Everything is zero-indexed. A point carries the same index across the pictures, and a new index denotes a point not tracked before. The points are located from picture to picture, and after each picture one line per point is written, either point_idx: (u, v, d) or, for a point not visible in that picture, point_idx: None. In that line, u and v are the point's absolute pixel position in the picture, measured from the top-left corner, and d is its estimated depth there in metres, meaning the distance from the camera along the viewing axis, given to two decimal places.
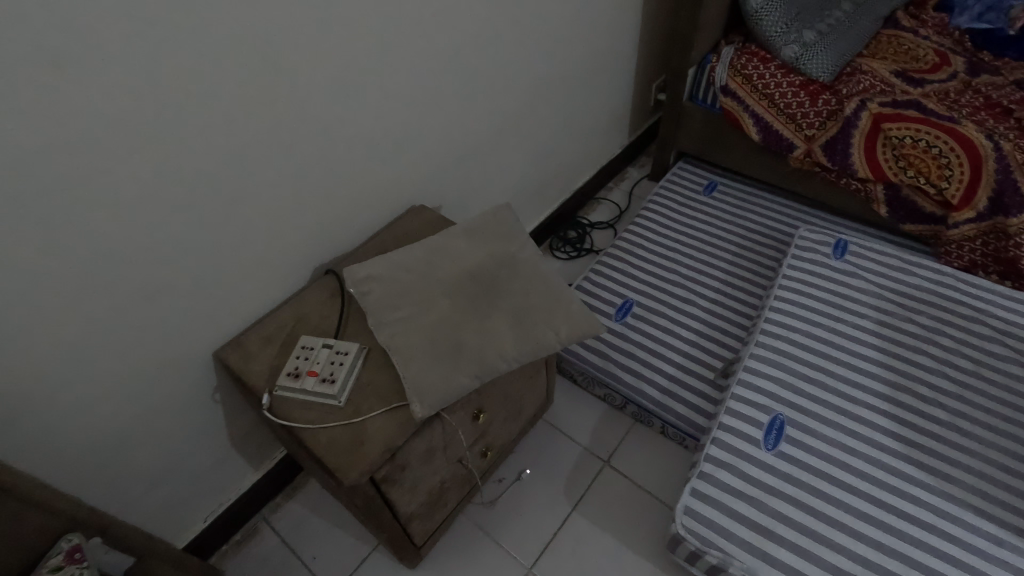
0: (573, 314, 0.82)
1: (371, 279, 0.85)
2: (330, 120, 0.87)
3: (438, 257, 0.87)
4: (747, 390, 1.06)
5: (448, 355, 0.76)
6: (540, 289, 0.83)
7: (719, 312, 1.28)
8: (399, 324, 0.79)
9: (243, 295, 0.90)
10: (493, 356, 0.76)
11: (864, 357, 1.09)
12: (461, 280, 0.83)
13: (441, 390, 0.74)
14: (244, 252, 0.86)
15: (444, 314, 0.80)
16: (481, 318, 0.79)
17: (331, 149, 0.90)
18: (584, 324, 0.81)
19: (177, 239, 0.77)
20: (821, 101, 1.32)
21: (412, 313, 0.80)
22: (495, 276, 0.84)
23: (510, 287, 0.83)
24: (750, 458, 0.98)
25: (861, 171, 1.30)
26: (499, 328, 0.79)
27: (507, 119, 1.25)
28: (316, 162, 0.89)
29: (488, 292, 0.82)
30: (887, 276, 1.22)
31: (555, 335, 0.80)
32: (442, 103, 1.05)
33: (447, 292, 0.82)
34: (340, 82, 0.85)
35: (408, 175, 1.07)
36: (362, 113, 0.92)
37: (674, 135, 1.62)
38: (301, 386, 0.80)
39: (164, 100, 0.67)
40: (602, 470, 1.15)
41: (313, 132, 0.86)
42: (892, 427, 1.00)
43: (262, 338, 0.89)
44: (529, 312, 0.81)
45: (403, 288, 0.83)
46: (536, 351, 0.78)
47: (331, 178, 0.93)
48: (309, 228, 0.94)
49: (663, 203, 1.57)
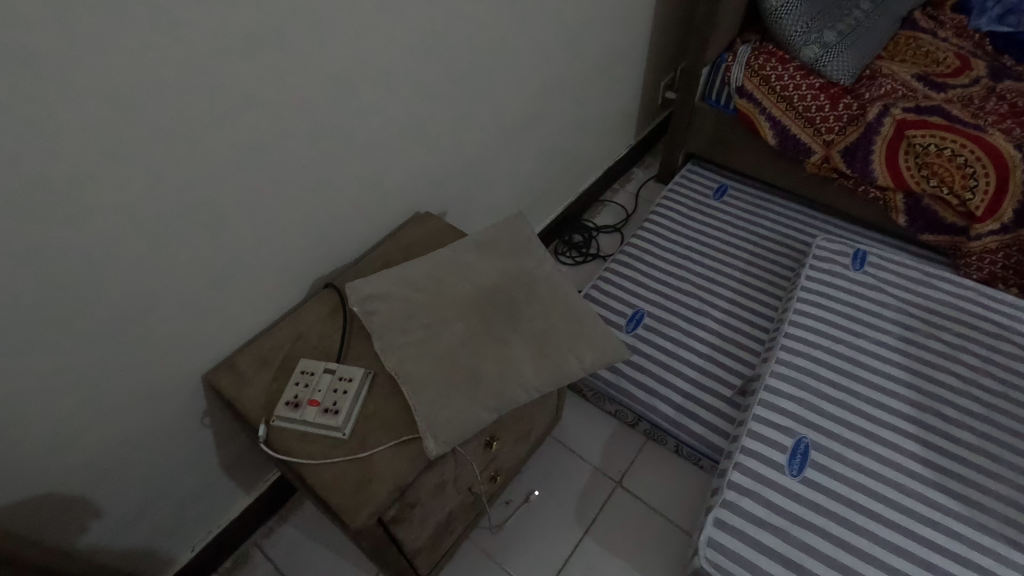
0: (597, 338, 0.76)
1: (378, 298, 0.79)
2: (330, 120, 0.80)
3: (450, 274, 0.80)
4: (768, 411, 1.01)
5: (464, 386, 0.70)
6: (562, 311, 0.77)
7: (734, 324, 1.24)
8: (409, 349, 0.73)
9: (235, 313, 0.82)
10: (513, 387, 0.70)
11: (888, 376, 1.05)
12: (477, 301, 0.77)
13: (457, 425, 0.67)
14: (237, 266, 0.79)
15: (459, 339, 0.73)
16: (499, 342, 0.73)
17: (330, 153, 0.83)
18: (609, 349, 0.75)
19: (164, 253, 0.69)
20: (841, 106, 1.26)
21: (424, 337, 0.74)
22: (513, 296, 0.77)
23: (529, 308, 0.76)
24: (774, 485, 0.93)
25: (881, 178, 1.25)
26: (519, 355, 0.72)
27: (515, 120, 1.19)
28: (317, 167, 0.82)
29: (505, 314, 0.75)
30: (908, 289, 1.18)
31: (579, 362, 0.74)
32: (447, 104, 0.99)
33: (461, 314, 0.75)
34: (342, 80, 0.78)
35: (412, 179, 1.00)
36: (364, 113, 0.85)
37: (684, 135, 1.56)
38: (301, 418, 0.73)
39: (148, 100, 0.60)
40: (613, 491, 1.10)
41: (312, 135, 0.79)
42: (921, 452, 0.96)
43: (257, 359, 0.82)
44: (551, 336, 0.74)
45: (413, 309, 0.76)
46: (559, 380, 0.72)
47: (331, 183, 0.86)
48: (307, 238, 0.87)
49: (673, 208, 1.52)
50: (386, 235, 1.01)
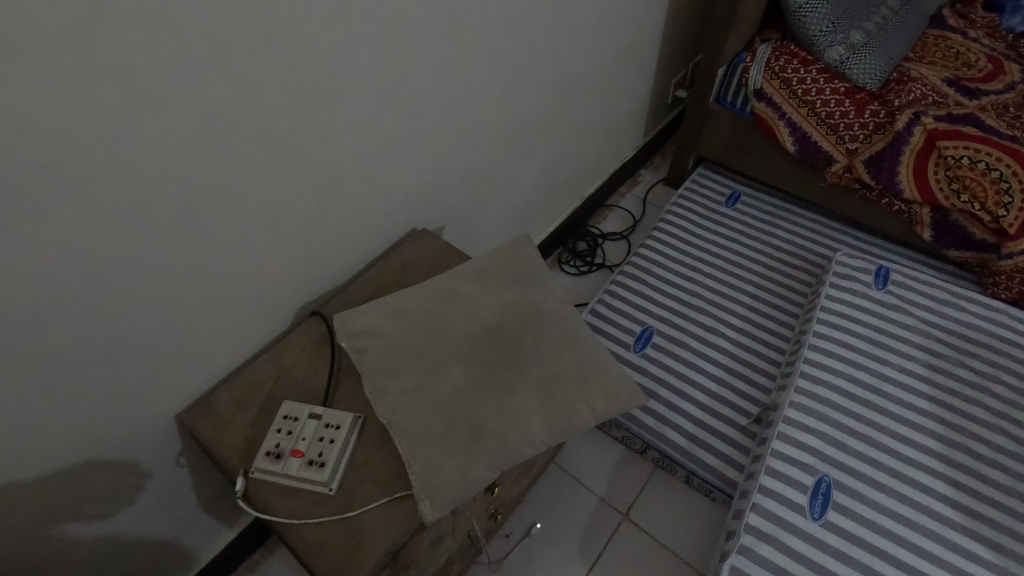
0: (611, 383, 0.69)
1: (370, 334, 0.72)
2: (325, 138, 0.71)
3: (449, 309, 0.73)
4: (788, 445, 0.94)
5: (463, 440, 0.63)
6: (573, 351, 0.70)
7: (748, 345, 1.17)
8: (403, 396, 0.66)
9: (214, 350, 0.74)
10: (517, 441, 0.63)
11: (915, 407, 0.99)
12: (479, 341, 0.70)
13: (455, 486, 0.60)
14: (219, 301, 0.71)
15: (458, 384, 0.66)
16: (503, 389, 0.66)
17: (324, 174, 0.74)
18: (625, 395, 0.68)
19: (133, 295, 0.61)
20: (868, 112, 1.18)
21: (420, 382, 0.67)
22: (519, 335, 0.71)
23: (536, 349, 0.69)
24: (795, 529, 0.87)
25: (908, 191, 1.17)
26: (526, 404, 0.65)
27: (522, 126, 1.10)
28: (309, 190, 0.73)
29: (509, 356, 0.69)
30: (934, 311, 1.12)
31: (591, 411, 0.67)
32: (451, 114, 0.90)
33: (462, 357, 0.69)
34: (336, 92, 0.69)
35: (412, 195, 0.92)
36: (361, 128, 0.76)
37: (696, 138, 1.48)
38: (283, 471, 0.66)
39: (102, 122, 0.50)
40: (620, 524, 1.04)
41: (304, 155, 0.70)
42: (951, 494, 0.89)
43: (238, 399, 0.74)
44: (560, 381, 0.67)
45: (409, 349, 0.70)
46: (568, 432, 0.65)
47: (324, 206, 0.77)
48: (296, 265, 0.79)
49: (683, 215, 1.44)
50: (382, 255, 0.93)
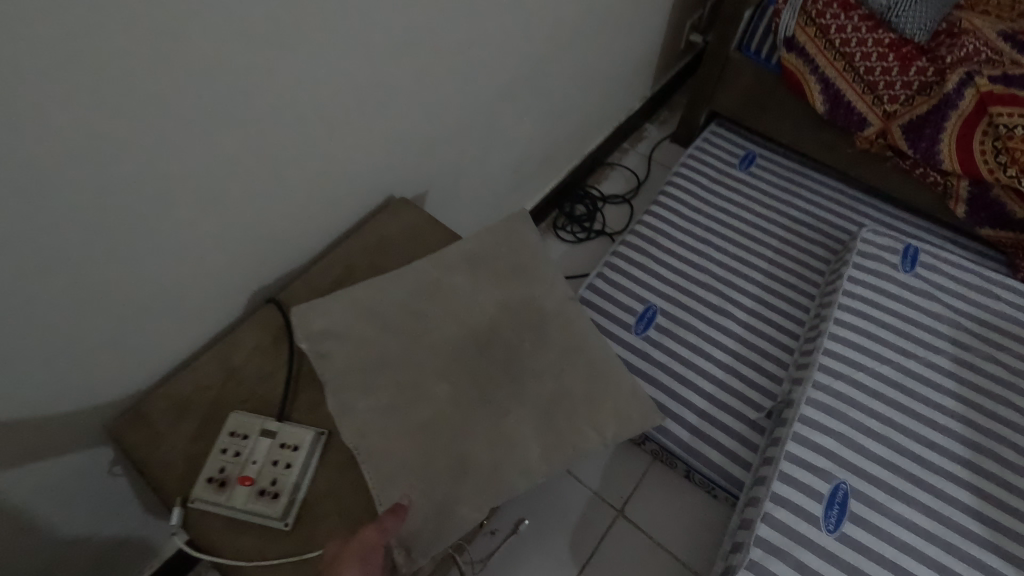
0: (620, 402, 0.61)
1: (336, 335, 0.60)
2: (276, 82, 0.56)
3: (432, 307, 0.62)
4: (803, 448, 0.86)
5: (451, 474, 0.54)
6: (578, 365, 0.62)
7: (759, 329, 1.07)
8: (379, 417, 0.56)
9: (147, 347, 0.61)
10: (515, 475, 0.55)
11: (939, 407, 0.91)
12: (468, 350, 0.60)
13: (438, 530, 0.52)
14: (150, 286, 0.58)
15: (446, 406, 0.57)
16: (498, 414, 0.57)
17: (277, 128, 0.60)
18: (637, 417, 0.61)
19: (24, 281, 0.48)
20: (914, 70, 1.04)
21: (399, 401, 0.57)
22: (516, 345, 0.61)
23: (536, 364, 0.61)
24: (809, 543, 0.79)
25: (947, 163, 1.05)
26: (523, 431, 0.57)
27: (522, 74, 0.95)
28: (258, 147, 0.59)
29: (505, 370, 0.60)
30: (963, 297, 1.03)
31: (599, 437, 0.59)
32: (439, 59, 0.75)
33: (446, 372, 0.59)
34: (289, 22, 0.54)
35: (390, 156, 0.77)
36: (326, 71, 0.61)
37: (712, 91, 1.32)
38: (228, 503, 0.55)
39: None
40: (614, 521, 0.97)
41: (250, 103, 0.55)
42: (975, 504, 0.82)
43: (176, 404, 0.62)
44: (563, 401, 0.60)
45: (384, 356, 0.59)
46: (570, 462, 0.58)
47: (281, 170, 0.63)
48: (248, 242, 0.65)
49: (692, 178, 1.30)
50: (353, 229, 0.79)
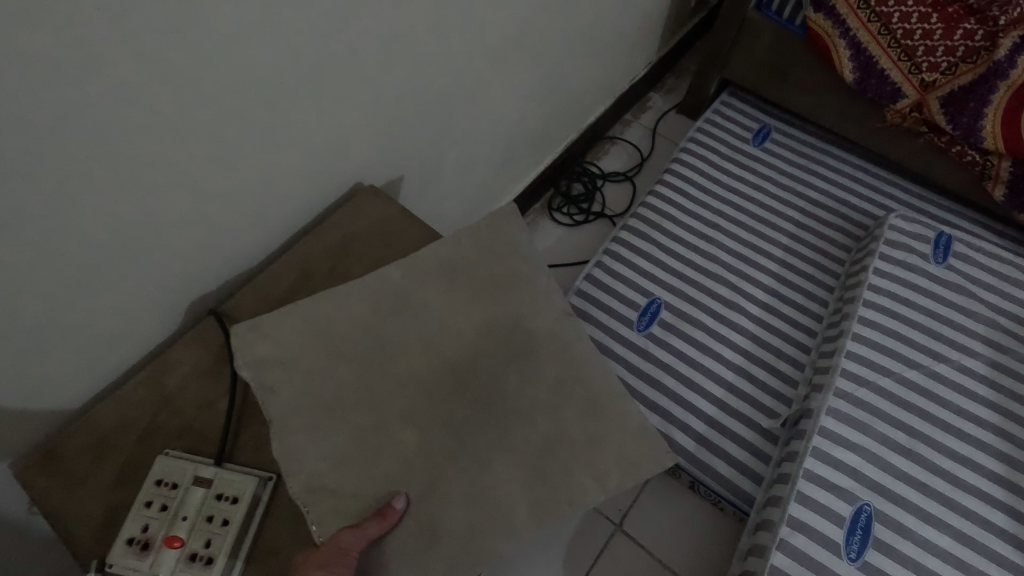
0: (625, 446, 0.53)
1: (284, 364, 0.51)
2: (201, 45, 0.45)
3: (397, 331, 0.54)
4: (823, 466, 0.77)
5: (419, 538, 0.47)
6: (573, 403, 0.54)
7: (772, 325, 0.98)
8: (334, 469, 0.48)
9: (60, 375, 0.51)
10: (496, 537, 0.48)
11: (973, 417, 0.82)
12: (440, 384, 0.53)
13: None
14: (52, 297, 0.47)
15: (417, 454, 0.49)
16: (478, 465, 0.50)
17: (210, 105, 0.48)
18: (645, 460, 0.53)
19: None
20: (960, 34, 0.90)
21: (361, 449, 0.49)
22: (500, 379, 0.54)
23: (524, 404, 0.53)
24: (827, 573, 0.71)
25: (989, 141, 0.94)
26: (511, 486, 0.49)
27: (514, 36, 0.82)
28: (178, 125, 0.47)
29: (486, 413, 0.52)
30: (998, 292, 0.94)
31: (602, 492, 0.51)
32: (415, 18, 0.63)
33: (411, 414, 0.51)
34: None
35: (358, 137, 0.66)
36: (270, 35, 0.49)
37: (726, 57, 1.19)
38: (151, 570, 0.46)
39: None
40: (611, 536, 0.90)
41: (164, 68, 0.43)
42: (1010, 528, 0.74)
43: (96, 442, 0.52)
44: (558, 446, 0.52)
45: (342, 390, 0.51)
46: (564, 518, 0.50)
47: (214, 155, 0.51)
48: (182, 243, 0.54)
49: (701, 154, 1.18)
50: (314, 224, 0.68)
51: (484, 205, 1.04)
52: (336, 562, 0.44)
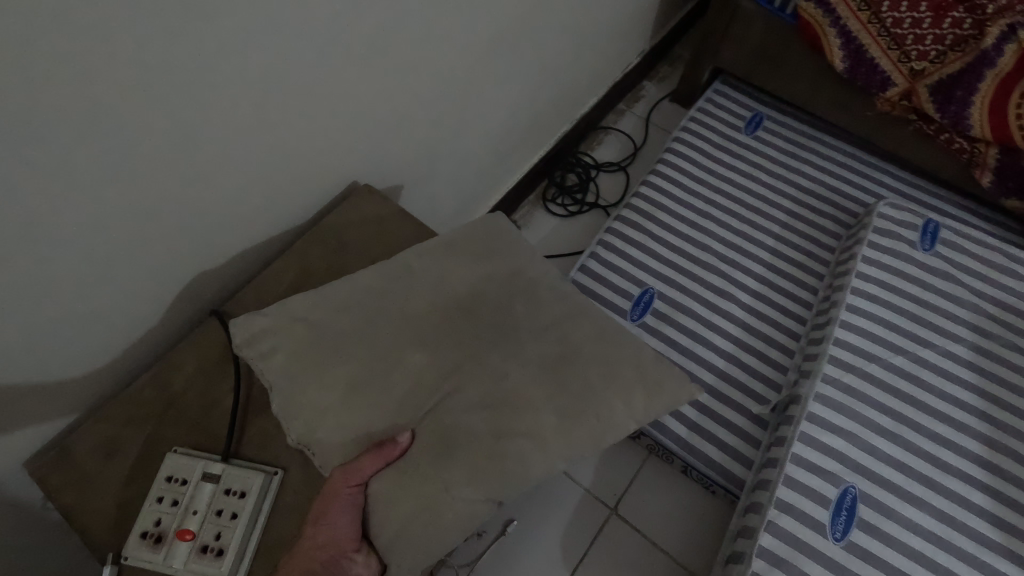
0: (645, 368, 0.55)
1: (277, 333, 0.53)
2: (208, 62, 0.47)
3: (398, 284, 0.57)
4: (810, 451, 0.80)
5: (439, 449, 0.49)
6: (586, 327, 0.57)
7: (762, 313, 1.00)
8: (344, 410, 0.51)
9: (71, 376, 0.53)
10: (518, 443, 0.50)
11: (956, 401, 0.84)
12: (449, 315, 0.56)
13: (432, 520, 0.48)
14: (44, 304, 0.48)
15: (427, 392, 0.52)
16: (495, 378, 0.52)
17: (209, 114, 0.50)
18: (665, 386, 0.55)
19: None
20: (948, 22, 0.91)
21: (379, 382, 0.52)
22: (506, 309, 0.57)
23: (534, 324, 0.56)
24: (814, 553, 0.74)
25: (976, 129, 0.95)
26: (534, 398, 0.52)
27: (505, 35, 0.84)
28: (173, 133, 0.49)
29: (500, 333, 0.55)
30: (983, 278, 0.96)
31: (626, 411, 0.53)
32: (408, 26, 0.65)
33: (421, 341, 0.54)
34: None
35: (347, 139, 0.67)
36: (270, 52, 0.52)
37: (719, 46, 1.19)
38: (165, 561, 0.48)
39: None
40: (607, 520, 0.93)
41: (168, 83, 0.46)
42: (990, 508, 0.77)
43: (108, 441, 0.54)
44: (572, 358, 0.54)
45: (348, 334, 0.53)
46: (591, 434, 0.52)
47: (200, 162, 0.52)
48: (174, 248, 0.55)
49: (694, 144, 1.19)
50: (310, 225, 0.70)
51: (479, 198, 1.06)
52: (336, 498, 0.48)
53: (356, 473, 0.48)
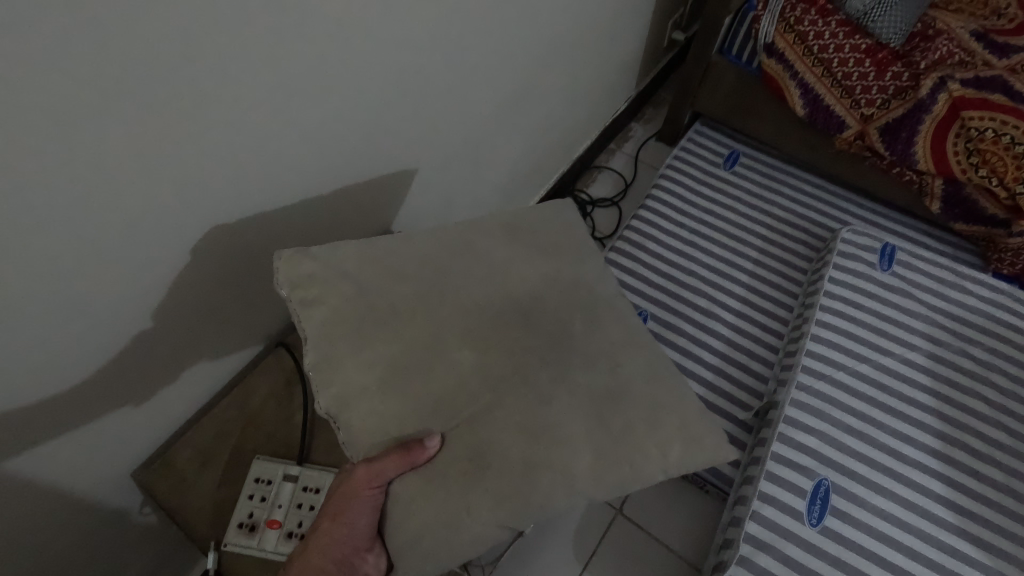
0: (687, 423, 0.61)
1: (321, 283, 0.60)
2: (297, 153, 0.64)
3: (456, 272, 0.64)
4: (787, 448, 0.92)
5: (473, 466, 0.55)
6: (637, 365, 0.63)
7: (744, 329, 1.13)
8: (386, 402, 0.56)
9: (175, 398, 0.68)
10: (550, 475, 0.55)
11: (915, 402, 0.96)
12: (505, 316, 0.62)
13: (448, 536, 0.54)
14: (144, 347, 0.60)
15: (471, 398, 0.57)
16: (540, 400, 0.58)
17: (301, 178, 0.67)
18: (702, 447, 0.61)
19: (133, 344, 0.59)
20: (890, 75, 1.07)
21: (427, 378, 0.58)
22: (565, 322, 0.64)
23: (588, 345, 0.63)
24: (794, 536, 0.85)
25: (922, 163, 1.08)
26: (580, 427, 0.58)
27: (508, 104, 1.00)
28: (273, 198, 0.65)
29: (556, 344, 0.61)
30: (937, 293, 1.09)
31: (662, 459, 0.59)
32: (431, 111, 0.82)
33: (475, 341, 0.60)
34: (261, 82, 0.54)
35: (375, 188, 0.80)
36: (335, 143, 0.68)
37: (696, 93, 1.34)
38: (259, 544, 0.62)
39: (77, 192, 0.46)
40: (614, 521, 1.03)
41: (277, 168, 0.62)
42: (945, 493, 0.89)
43: (202, 452, 0.66)
44: (620, 398, 0.60)
45: (404, 317, 0.60)
46: (625, 471, 0.58)
47: (259, 227, 0.65)
48: (237, 291, 0.67)
49: (678, 179, 1.33)
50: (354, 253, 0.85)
51: None
52: (360, 490, 0.54)
53: (378, 474, 0.53)
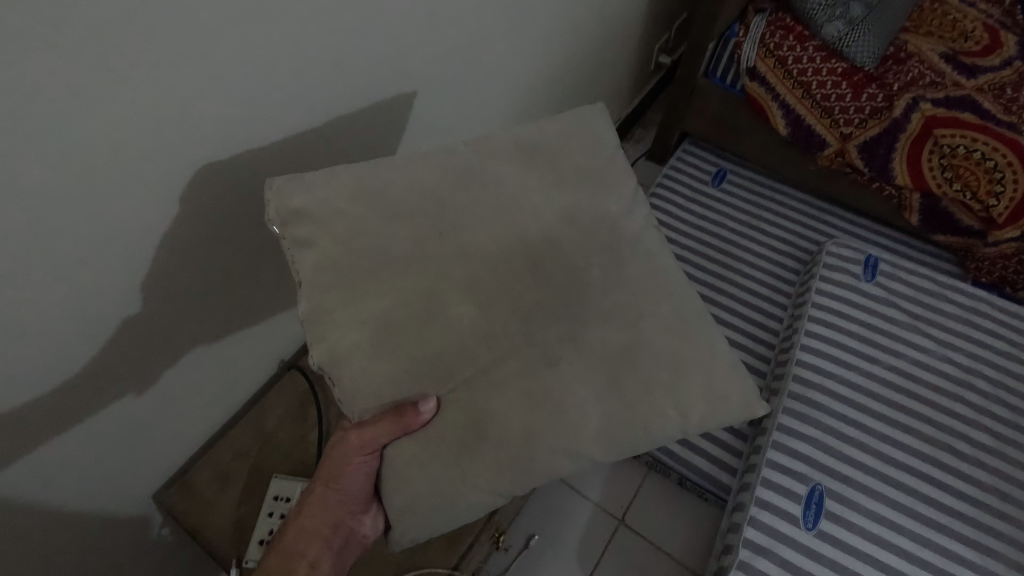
0: (713, 376, 0.61)
1: (312, 222, 0.57)
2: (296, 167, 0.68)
3: (462, 209, 0.60)
4: (781, 455, 0.95)
5: (468, 428, 0.57)
6: (659, 317, 0.61)
7: (736, 341, 1.17)
8: (387, 368, 0.56)
9: (191, 415, 0.73)
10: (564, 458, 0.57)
11: (902, 407, 1.00)
12: (512, 262, 0.60)
13: (446, 506, 0.57)
14: (165, 365, 0.65)
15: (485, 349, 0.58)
16: (546, 360, 0.58)
17: (301, 160, 0.68)
18: (733, 398, 0.61)
19: (154, 362, 0.64)
20: (865, 96, 1.13)
21: (421, 337, 0.57)
22: (582, 270, 0.61)
23: (602, 305, 0.60)
24: (790, 540, 0.89)
25: (899, 178, 1.13)
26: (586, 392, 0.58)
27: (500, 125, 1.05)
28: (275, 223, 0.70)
29: (567, 297, 0.60)
30: (920, 301, 1.13)
31: (682, 421, 0.59)
32: (427, 136, 0.86)
33: (476, 293, 0.59)
34: (240, 90, 0.55)
35: (375, 114, 0.74)
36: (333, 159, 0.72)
37: (683, 113, 1.40)
38: None
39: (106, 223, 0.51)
40: (616, 530, 1.06)
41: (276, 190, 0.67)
42: (933, 494, 0.92)
43: (221, 474, 0.75)
44: (638, 356, 0.59)
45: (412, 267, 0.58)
46: (640, 434, 0.59)
47: (252, 206, 0.64)
48: (233, 267, 0.67)
49: (669, 197, 1.38)
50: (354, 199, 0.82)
51: None
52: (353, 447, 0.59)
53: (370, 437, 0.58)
